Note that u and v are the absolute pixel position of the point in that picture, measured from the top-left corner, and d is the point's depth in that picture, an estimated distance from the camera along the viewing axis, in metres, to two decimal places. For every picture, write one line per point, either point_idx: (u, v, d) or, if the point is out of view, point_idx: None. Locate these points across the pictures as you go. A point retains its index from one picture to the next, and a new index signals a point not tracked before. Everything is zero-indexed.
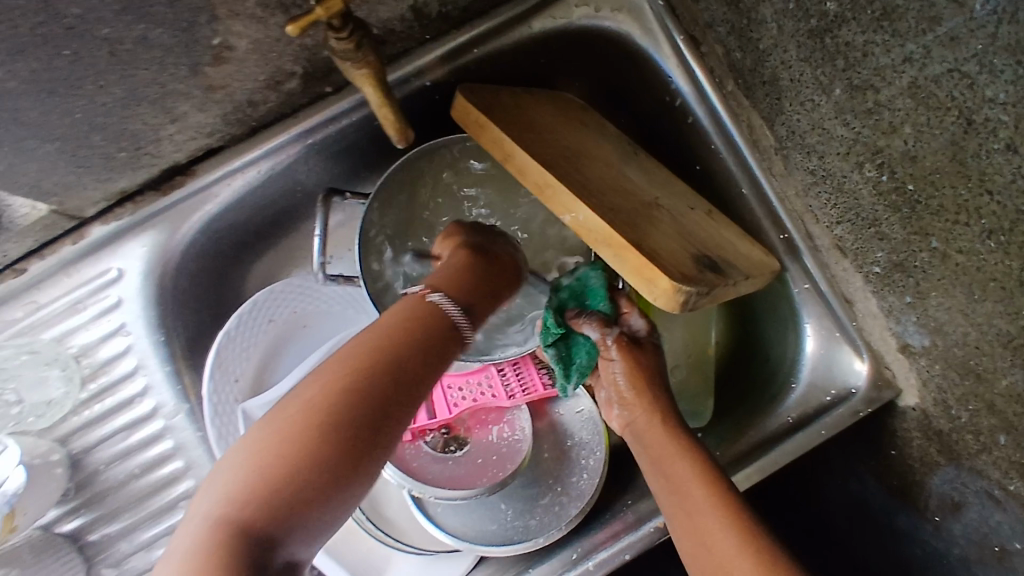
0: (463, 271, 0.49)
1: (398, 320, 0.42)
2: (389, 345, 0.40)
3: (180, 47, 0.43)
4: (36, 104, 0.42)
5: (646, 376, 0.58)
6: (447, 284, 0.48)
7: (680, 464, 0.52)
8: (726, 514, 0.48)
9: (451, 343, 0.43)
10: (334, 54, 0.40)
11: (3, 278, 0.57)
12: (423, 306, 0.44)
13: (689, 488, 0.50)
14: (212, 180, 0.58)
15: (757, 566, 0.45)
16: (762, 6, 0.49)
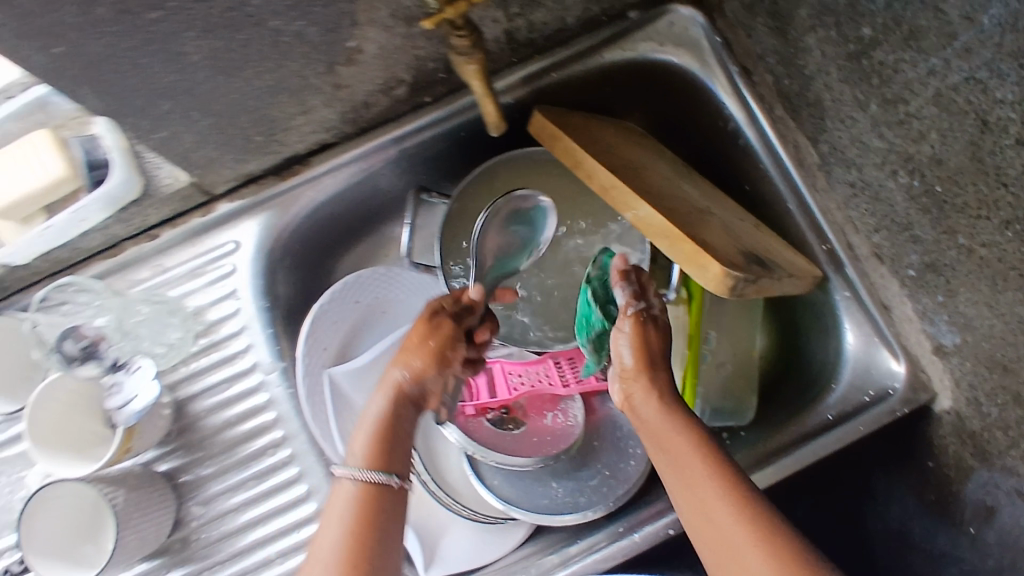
0: (386, 434, 0.56)
1: (352, 511, 0.51)
2: (350, 545, 0.49)
3: (325, 44, 0.52)
4: (207, 82, 0.51)
5: (647, 358, 0.58)
6: (354, 446, 0.55)
7: (679, 443, 0.53)
8: (727, 490, 0.48)
9: (376, 508, 0.52)
10: (453, 51, 0.48)
11: (139, 241, 0.67)
12: (339, 490, 0.53)
13: (689, 466, 0.51)
14: (322, 171, 0.68)
15: (755, 533, 0.45)
16: (807, 36, 0.56)
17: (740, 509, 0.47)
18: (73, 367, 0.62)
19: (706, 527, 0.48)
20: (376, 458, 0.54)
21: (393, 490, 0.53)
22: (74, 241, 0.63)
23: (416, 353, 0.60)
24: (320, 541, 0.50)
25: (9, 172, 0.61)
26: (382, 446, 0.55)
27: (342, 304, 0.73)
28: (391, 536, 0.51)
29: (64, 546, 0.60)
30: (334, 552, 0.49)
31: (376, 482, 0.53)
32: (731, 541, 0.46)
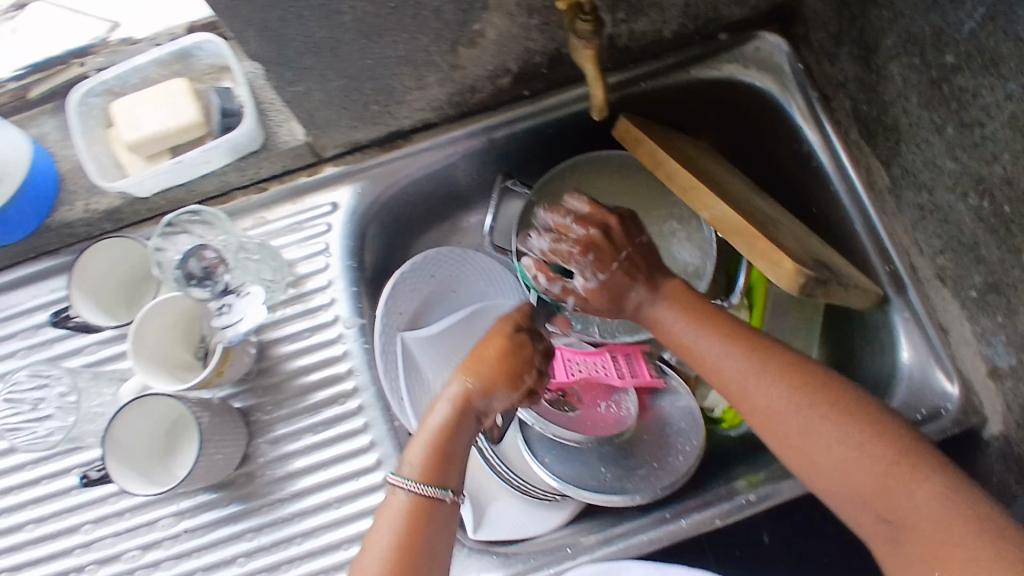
0: (445, 452, 0.57)
1: (404, 520, 0.54)
2: (397, 552, 0.52)
3: (454, 24, 0.59)
4: (352, 44, 0.57)
5: (602, 303, 0.62)
6: (410, 454, 0.57)
7: (724, 350, 0.57)
8: (785, 386, 0.54)
9: (425, 519, 0.54)
10: (573, 36, 0.54)
11: (250, 192, 0.74)
12: (391, 496, 0.56)
13: (742, 372, 0.56)
14: (422, 148, 0.74)
15: (804, 396, 0.53)
16: (891, 64, 0.62)
17: (801, 400, 0.53)
18: (188, 285, 0.67)
19: (771, 425, 0.54)
20: (430, 472, 0.56)
21: (438, 503, 0.55)
22: (193, 181, 0.69)
23: (484, 364, 0.60)
24: (371, 543, 0.53)
25: (147, 112, 0.66)
26: (438, 459, 0.56)
27: (420, 274, 0.77)
28: (437, 543, 0.54)
29: (135, 461, 0.65)
30: (381, 559, 0.52)
31: (427, 497, 0.55)
32: (796, 429, 0.53)
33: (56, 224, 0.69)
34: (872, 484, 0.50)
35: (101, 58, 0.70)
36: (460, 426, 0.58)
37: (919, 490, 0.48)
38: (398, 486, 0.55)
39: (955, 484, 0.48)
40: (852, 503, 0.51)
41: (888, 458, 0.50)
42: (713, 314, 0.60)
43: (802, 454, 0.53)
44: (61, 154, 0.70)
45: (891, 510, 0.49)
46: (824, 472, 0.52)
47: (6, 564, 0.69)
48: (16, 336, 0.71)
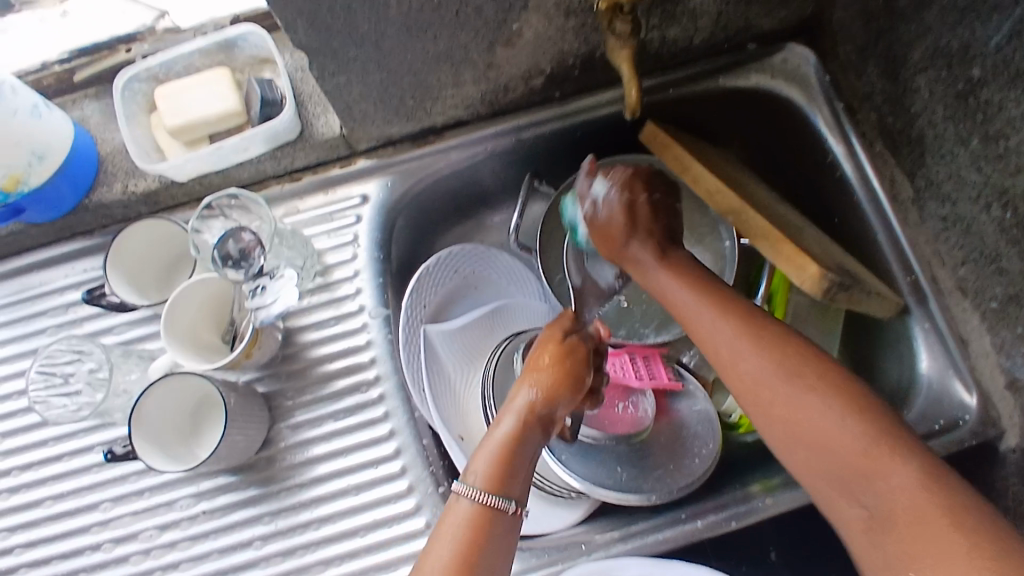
0: (510, 462, 0.56)
1: (469, 528, 0.53)
2: (459, 561, 0.52)
3: (494, 23, 0.60)
4: (395, 38, 0.59)
5: (613, 232, 0.66)
6: (476, 463, 0.57)
7: (717, 322, 0.58)
8: (772, 359, 0.55)
9: (489, 530, 0.53)
10: (611, 38, 0.57)
11: (283, 182, 0.76)
12: (455, 505, 0.55)
13: (732, 343, 0.57)
14: (452, 144, 0.75)
15: (787, 368, 0.54)
16: (918, 77, 0.63)
17: (787, 374, 0.54)
18: (223, 266, 0.66)
19: (756, 394, 0.55)
20: (497, 481, 0.55)
21: (501, 514, 0.55)
22: (230, 168, 0.71)
23: (548, 373, 0.60)
24: (433, 553, 0.53)
25: (191, 99, 0.68)
26: (504, 469, 0.56)
27: (444, 269, 0.78)
28: (497, 554, 0.53)
29: (160, 437, 0.66)
30: (443, 568, 0.52)
31: (492, 507, 0.54)
32: (779, 401, 0.53)
33: (93, 204, 0.71)
34: (848, 462, 0.49)
35: (147, 45, 0.72)
36: (525, 435, 0.58)
37: (896, 473, 0.48)
38: (463, 494, 0.55)
39: (934, 472, 0.47)
40: (827, 482, 0.51)
41: (867, 439, 0.49)
42: (707, 287, 0.61)
43: (784, 425, 0.53)
44: (102, 136, 0.72)
45: (865, 490, 0.49)
46: (802, 446, 0.52)
47: (24, 538, 0.70)
48: (47, 314, 0.74)
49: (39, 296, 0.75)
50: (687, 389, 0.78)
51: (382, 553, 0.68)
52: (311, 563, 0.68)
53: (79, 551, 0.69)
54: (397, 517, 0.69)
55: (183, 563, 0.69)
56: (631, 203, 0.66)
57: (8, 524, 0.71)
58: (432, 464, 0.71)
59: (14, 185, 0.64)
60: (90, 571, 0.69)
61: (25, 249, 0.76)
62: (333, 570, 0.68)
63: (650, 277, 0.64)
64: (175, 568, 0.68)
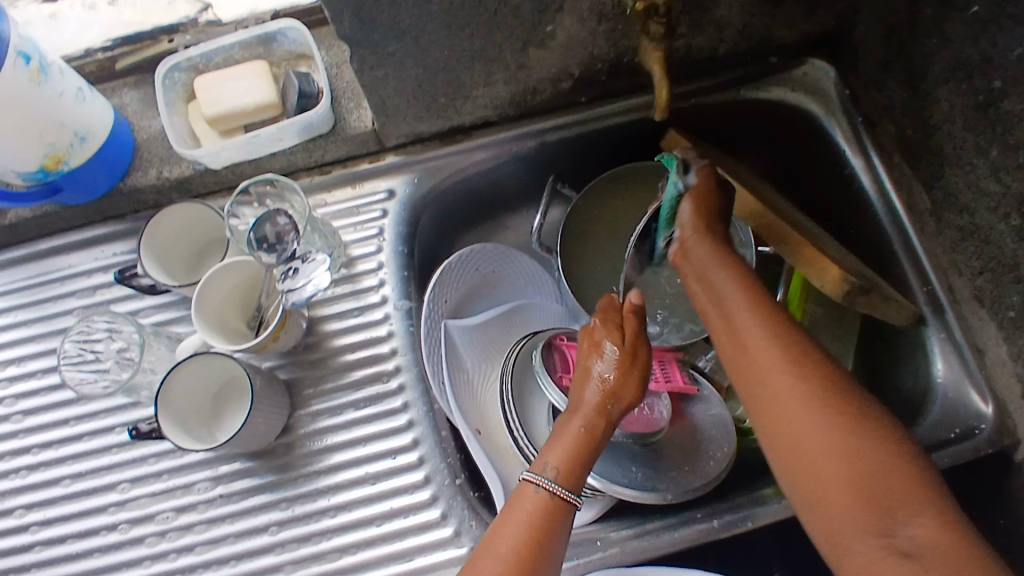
0: (580, 456, 0.58)
1: (535, 513, 0.55)
2: (528, 543, 0.54)
3: (528, 24, 0.62)
4: (433, 34, 0.61)
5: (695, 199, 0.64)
6: (550, 453, 0.58)
7: (757, 335, 0.53)
8: (813, 382, 0.50)
9: (555, 519, 0.55)
10: (645, 39, 0.61)
11: (313, 175, 0.78)
12: (525, 491, 0.57)
13: (774, 353, 0.52)
14: (479, 143, 0.77)
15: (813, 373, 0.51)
16: (938, 89, 0.66)
17: (821, 404, 0.50)
18: (258, 249, 0.68)
19: (779, 418, 0.50)
20: (570, 476, 0.57)
21: (570, 508, 0.57)
22: (263, 157, 0.73)
23: (621, 373, 0.61)
24: (500, 532, 0.55)
25: (228, 89, 0.70)
26: (576, 465, 0.58)
27: (466, 266, 0.77)
28: (559, 545, 0.55)
29: (184, 418, 0.67)
30: (512, 548, 0.54)
31: (564, 499, 0.56)
32: (806, 429, 0.49)
33: (128, 188, 0.72)
34: (866, 508, 0.46)
35: (189, 36, 0.75)
36: (604, 423, 0.60)
37: (914, 527, 0.45)
38: (535, 482, 0.57)
39: (954, 527, 0.45)
40: (836, 498, 0.47)
41: (896, 489, 0.46)
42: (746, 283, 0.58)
43: (800, 452, 0.49)
44: (139, 124, 0.74)
45: (879, 534, 0.45)
46: (816, 479, 0.48)
47: (41, 516, 0.71)
48: (75, 296, 0.76)
49: (65, 278, 0.76)
50: (702, 393, 0.78)
51: (398, 542, 0.68)
52: (326, 550, 0.68)
53: (95, 531, 0.70)
54: (415, 507, 0.69)
55: (198, 547, 0.69)
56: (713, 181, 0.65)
57: (26, 502, 0.71)
58: (449, 457, 0.71)
59: (55, 165, 0.66)
60: (105, 551, 0.69)
61: (59, 231, 0.77)
62: (350, 557, 0.68)
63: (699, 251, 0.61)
64: (190, 551, 0.69)
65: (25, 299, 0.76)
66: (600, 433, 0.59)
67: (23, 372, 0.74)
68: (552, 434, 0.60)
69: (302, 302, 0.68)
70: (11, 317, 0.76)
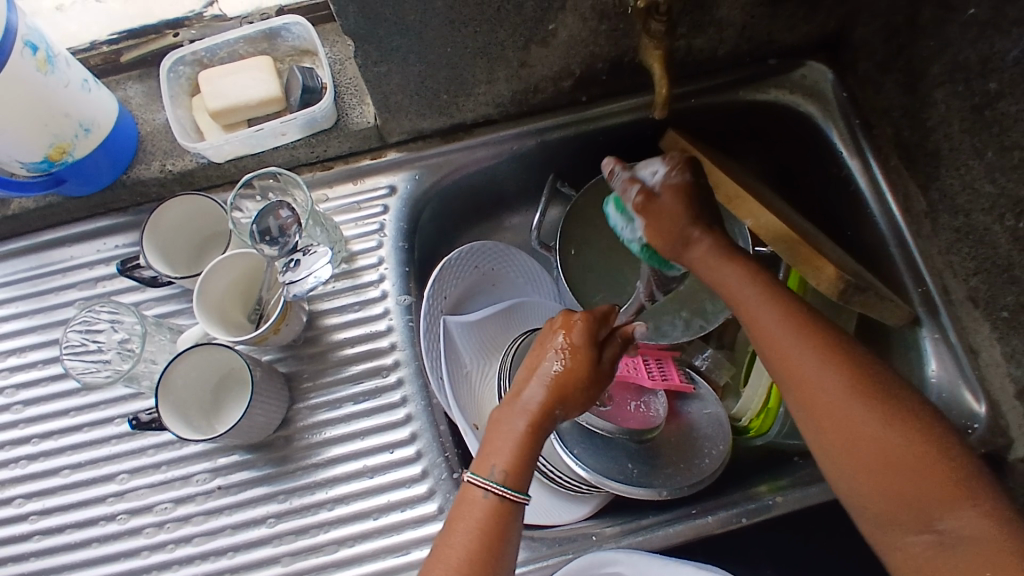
0: (520, 455, 0.57)
1: (481, 517, 0.54)
2: (470, 547, 0.53)
3: (531, 21, 0.63)
4: (438, 30, 0.61)
5: (670, 214, 0.62)
6: (493, 455, 0.57)
7: (794, 337, 0.55)
8: (844, 379, 0.52)
9: (501, 521, 0.54)
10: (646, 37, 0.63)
11: (315, 170, 0.79)
12: (471, 495, 0.56)
13: (807, 353, 0.54)
14: (480, 141, 0.78)
15: (841, 371, 0.53)
16: (936, 91, 0.67)
17: (859, 398, 0.51)
18: (261, 241, 0.68)
19: (824, 417, 0.52)
20: (512, 476, 0.56)
21: (517, 506, 0.56)
22: (265, 151, 0.74)
23: (563, 379, 0.60)
24: (444, 540, 0.54)
25: (232, 83, 0.71)
26: (520, 462, 0.57)
27: (466, 263, 0.78)
28: (506, 550, 0.54)
29: (184, 408, 0.67)
30: (455, 553, 0.53)
31: (509, 500, 0.55)
32: (854, 427, 0.51)
33: (131, 180, 0.73)
34: (911, 502, 0.49)
35: (194, 31, 0.76)
36: (544, 428, 0.59)
37: (963, 521, 0.47)
38: (479, 485, 0.56)
39: (999, 515, 0.47)
40: (883, 497, 0.50)
41: (940, 490, 0.48)
42: (768, 282, 0.59)
43: (845, 445, 0.51)
44: (143, 117, 0.75)
45: (924, 535, 0.48)
46: (868, 477, 0.50)
47: (39, 507, 0.71)
48: (76, 287, 0.76)
49: (67, 269, 0.77)
50: (698, 392, 0.78)
51: (395, 536, 0.68)
52: (324, 542, 0.68)
53: (94, 521, 0.70)
54: (411, 500, 0.69)
55: (196, 538, 0.69)
56: (690, 185, 0.63)
57: (25, 492, 0.71)
58: (447, 452, 0.71)
59: (59, 155, 0.67)
60: (103, 541, 0.69)
61: (61, 222, 0.78)
62: (347, 549, 0.68)
63: (709, 257, 0.61)
64: (188, 542, 0.69)
65: (26, 290, 0.77)
66: (538, 434, 0.58)
67: (24, 362, 0.75)
68: (491, 442, 0.58)
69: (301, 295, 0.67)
70: (12, 308, 0.76)
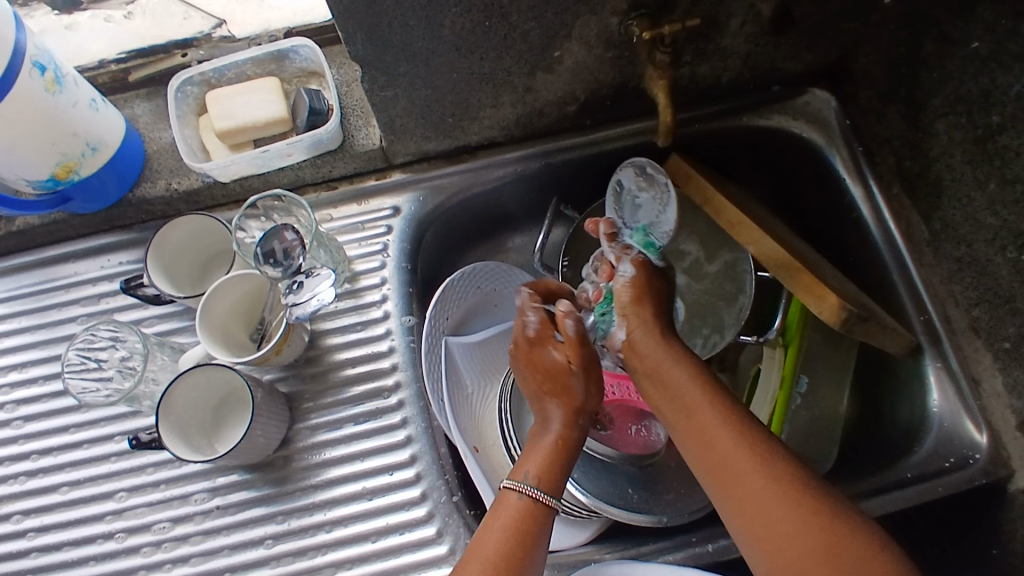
0: (552, 459, 0.60)
1: (518, 519, 0.57)
2: (507, 545, 0.55)
3: (537, 49, 0.64)
4: (444, 56, 0.62)
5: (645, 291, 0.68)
6: (526, 464, 0.60)
7: (721, 428, 0.55)
8: (769, 472, 0.52)
9: (537, 522, 0.57)
10: (652, 67, 0.64)
11: (319, 190, 0.79)
12: (507, 498, 0.58)
13: (733, 446, 0.54)
14: (485, 163, 0.78)
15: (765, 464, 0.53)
16: (938, 122, 0.67)
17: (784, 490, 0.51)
18: (264, 263, 0.68)
19: (750, 512, 0.52)
20: (548, 480, 0.59)
21: (549, 513, 0.58)
22: (271, 172, 0.74)
23: (569, 387, 0.65)
24: (479, 542, 0.56)
25: (238, 105, 0.71)
26: (554, 469, 0.60)
27: (467, 284, 0.77)
28: (539, 549, 0.56)
29: (184, 428, 0.67)
30: (491, 551, 0.54)
31: (544, 504, 0.58)
32: (782, 525, 0.50)
33: (136, 198, 0.74)
34: None
35: (202, 51, 0.77)
36: (575, 435, 0.62)
37: None
38: (515, 489, 0.58)
39: None
40: None
41: None
42: (702, 376, 0.60)
43: (776, 539, 0.50)
44: (150, 135, 0.75)
45: None
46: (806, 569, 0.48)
47: (37, 523, 0.71)
48: (79, 303, 0.76)
49: (69, 286, 0.77)
50: None
51: (393, 559, 0.68)
52: (322, 564, 0.68)
53: (92, 539, 0.70)
54: (410, 524, 0.69)
55: (194, 558, 0.69)
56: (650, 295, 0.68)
57: (23, 508, 0.71)
58: (447, 474, 0.71)
59: (66, 174, 0.67)
60: (100, 559, 0.69)
61: (65, 238, 0.78)
62: (345, 572, 0.68)
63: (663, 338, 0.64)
64: (186, 562, 0.68)
65: (28, 305, 0.77)
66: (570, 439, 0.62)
67: (25, 378, 0.75)
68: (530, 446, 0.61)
69: (303, 319, 0.68)
70: (14, 323, 0.76)
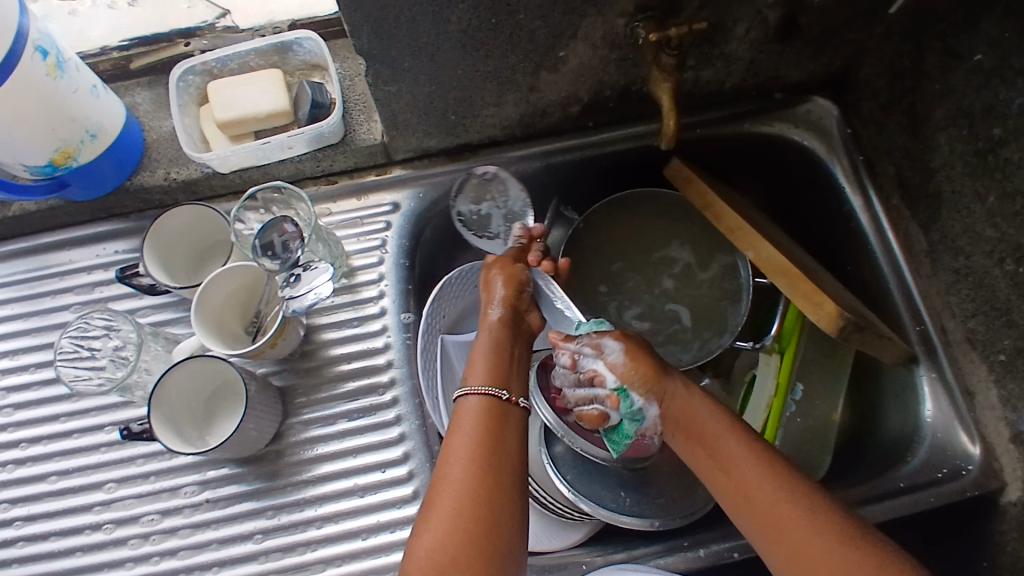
0: (494, 360, 0.62)
1: (481, 415, 0.58)
2: (480, 435, 0.56)
3: (543, 48, 0.64)
4: (449, 52, 0.62)
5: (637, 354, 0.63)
6: (473, 371, 0.61)
7: (748, 463, 0.56)
8: (796, 501, 0.53)
9: (498, 414, 0.58)
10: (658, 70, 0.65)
11: (319, 184, 0.79)
12: (464, 406, 0.59)
13: (761, 479, 0.55)
14: (486, 162, 0.78)
15: (793, 493, 0.54)
16: (940, 133, 0.67)
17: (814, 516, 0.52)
18: (262, 255, 0.68)
19: (782, 543, 0.52)
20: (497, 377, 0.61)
21: (511, 409, 0.59)
22: (271, 164, 0.74)
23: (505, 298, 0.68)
24: (451, 444, 0.56)
25: (240, 96, 0.71)
26: (499, 366, 0.62)
27: (465, 283, 0.76)
28: (511, 439, 0.57)
29: (175, 419, 0.66)
30: (465, 445, 0.55)
31: (496, 395, 0.59)
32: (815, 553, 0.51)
33: (134, 187, 0.73)
34: None
35: (205, 41, 0.77)
36: (509, 342, 0.65)
37: None
38: (469, 393, 0.59)
39: None
40: None
41: None
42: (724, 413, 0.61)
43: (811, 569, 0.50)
44: (150, 124, 0.75)
45: None
46: None
47: (24, 512, 0.70)
48: (73, 291, 0.76)
49: (63, 274, 0.76)
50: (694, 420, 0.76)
51: (384, 556, 0.67)
52: (311, 561, 0.67)
53: (79, 529, 0.69)
54: (402, 521, 0.68)
55: (181, 552, 0.68)
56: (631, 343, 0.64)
57: (10, 497, 0.70)
58: None
59: (64, 160, 0.66)
60: (87, 550, 0.68)
61: (61, 226, 0.78)
62: (334, 569, 0.67)
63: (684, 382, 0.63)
64: (174, 555, 0.68)
65: (21, 292, 0.76)
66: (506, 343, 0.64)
67: (16, 365, 0.74)
68: (478, 352, 0.62)
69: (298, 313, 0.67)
70: (7, 310, 0.75)
